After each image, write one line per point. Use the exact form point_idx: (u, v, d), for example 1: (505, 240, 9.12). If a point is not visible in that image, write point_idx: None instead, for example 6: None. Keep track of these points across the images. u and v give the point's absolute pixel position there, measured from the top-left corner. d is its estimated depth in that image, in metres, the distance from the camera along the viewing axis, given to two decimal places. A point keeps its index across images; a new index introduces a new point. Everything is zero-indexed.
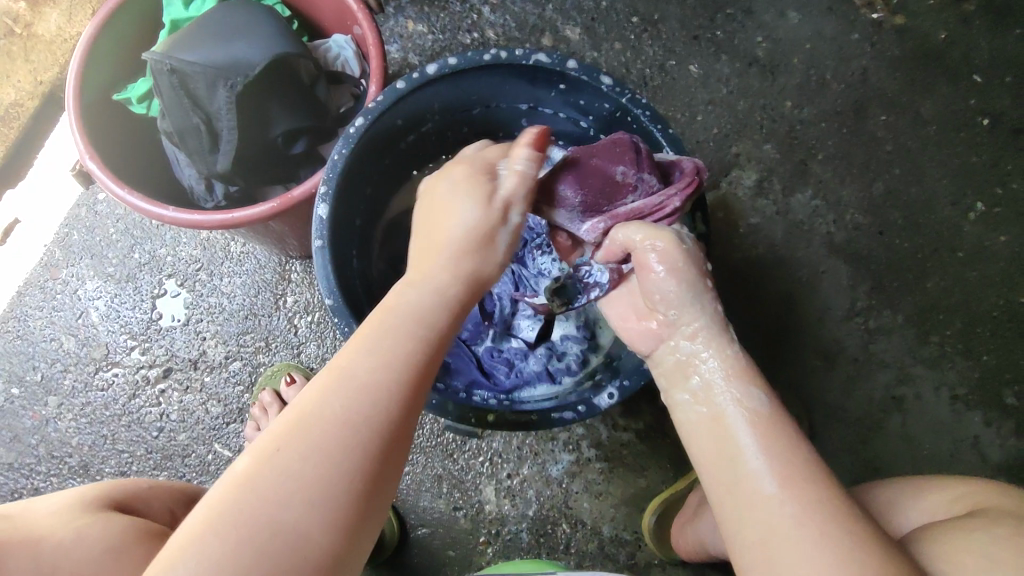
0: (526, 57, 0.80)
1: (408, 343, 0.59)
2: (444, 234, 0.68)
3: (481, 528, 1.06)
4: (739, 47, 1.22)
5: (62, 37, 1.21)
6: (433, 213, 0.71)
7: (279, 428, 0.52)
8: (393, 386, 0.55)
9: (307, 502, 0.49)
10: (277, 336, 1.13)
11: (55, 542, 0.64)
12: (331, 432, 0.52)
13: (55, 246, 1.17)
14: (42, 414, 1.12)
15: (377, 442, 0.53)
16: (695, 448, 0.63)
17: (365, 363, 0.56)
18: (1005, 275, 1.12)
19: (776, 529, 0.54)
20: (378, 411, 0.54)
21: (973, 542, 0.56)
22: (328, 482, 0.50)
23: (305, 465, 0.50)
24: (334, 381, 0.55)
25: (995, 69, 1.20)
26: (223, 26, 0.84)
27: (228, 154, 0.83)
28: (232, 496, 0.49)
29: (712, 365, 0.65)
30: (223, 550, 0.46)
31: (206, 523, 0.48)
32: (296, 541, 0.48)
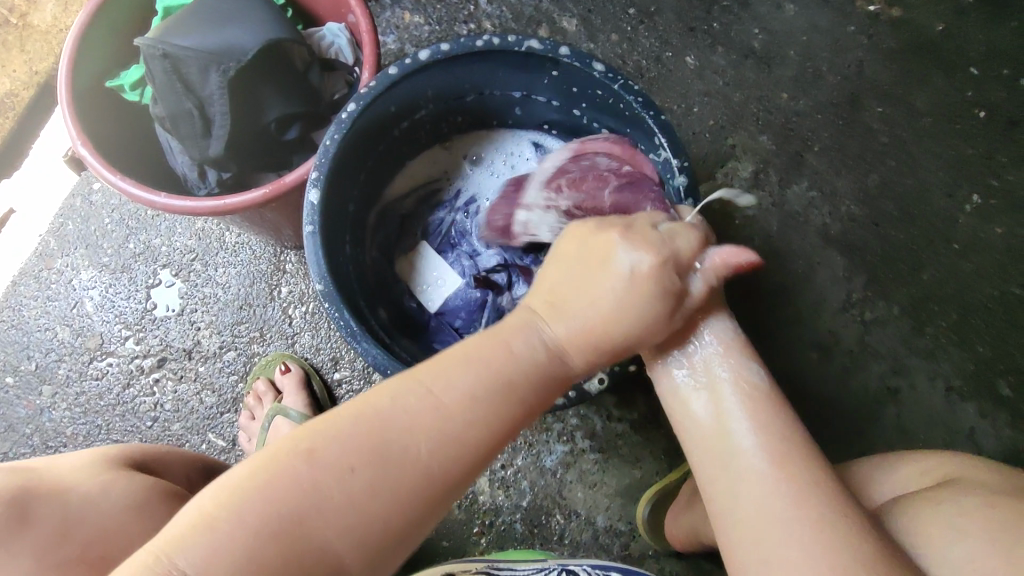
0: (518, 44, 0.80)
1: (504, 400, 0.57)
2: (595, 315, 0.61)
3: (475, 518, 1.06)
4: (735, 39, 1.21)
5: (57, 27, 1.21)
6: (590, 263, 0.62)
7: (360, 446, 0.53)
8: (472, 437, 0.55)
9: (358, 528, 0.51)
10: (272, 326, 1.13)
11: (81, 492, 0.69)
12: (403, 470, 0.53)
13: (49, 236, 1.17)
14: (36, 404, 1.12)
15: (436, 487, 0.54)
16: (685, 419, 0.65)
17: (457, 408, 0.55)
18: (1000, 267, 1.12)
19: (771, 508, 0.56)
20: (447, 464, 0.55)
21: (942, 513, 0.59)
22: (383, 515, 0.52)
23: (371, 493, 0.52)
24: (426, 417, 0.55)
25: (991, 61, 1.19)
26: (215, 11, 0.83)
27: (221, 140, 0.84)
28: (295, 497, 0.50)
29: (711, 340, 0.66)
30: (257, 531, 0.49)
31: (259, 507, 0.50)
32: (334, 557, 0.50)
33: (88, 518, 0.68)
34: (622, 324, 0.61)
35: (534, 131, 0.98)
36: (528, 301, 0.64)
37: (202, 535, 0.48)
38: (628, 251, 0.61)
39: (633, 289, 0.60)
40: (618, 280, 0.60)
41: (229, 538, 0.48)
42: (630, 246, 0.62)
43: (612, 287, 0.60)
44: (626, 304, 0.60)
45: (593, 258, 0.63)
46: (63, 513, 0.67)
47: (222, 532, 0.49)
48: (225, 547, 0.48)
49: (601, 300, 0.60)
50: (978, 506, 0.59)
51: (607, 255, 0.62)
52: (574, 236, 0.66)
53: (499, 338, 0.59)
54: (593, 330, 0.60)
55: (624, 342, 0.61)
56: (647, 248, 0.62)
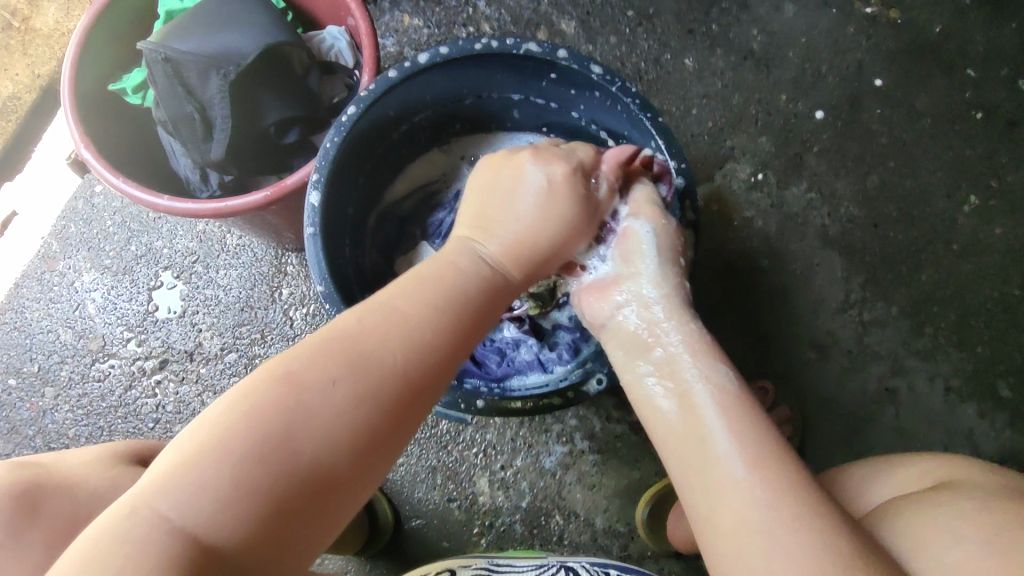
0: (517, 47, 0.80)
1: (462, 299, 0.63)
2: (503, 221, 0.71)
3: (475, 519, 1.06)
4: (734, 41, 1.22)
5: (59, 31, 1.21)
6: (505, 185, 0.73)
7: (328, 360, 0.55)
8: (437, 338, 0.60)
9: (339, 434, 0.53)
10: (273, 328, 1.13)
11: (91, 487, 0.70)
12: (379, 374, 0.56)
13: (52, 238, 1.17)
14: (39, 406, 1.13)
15: (410, 397, 0.57)
16: (658, 426, 0.66)
17: (420, 309, 0.60)
18: (999, 268, 1.12)
19: (748, 513, 0.56)
20: (417, 375, 0.58)
21: (937, 516, 0.60)
22: (358, 420, 0.54)
23: (354, 402, 0.54)
24: (388, 322, 0.59)
25: (989, 62, 1.20)
26: (216, 15, 0.84)
27: (222, 143, 0.84)
28: (272, 417, 0.51)
29: (678, 343, 0.68)
30: (235, 446, 0.49)
31: (240, 433, 0.50)
32: (323, 464, 0.52)
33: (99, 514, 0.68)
34: (527, 221, 0.71)
35: (532, 133, 0.99)
36: (458, 229, 0.73)
37: (185, 474, 0.48)
38: (548, 172, 0.73)
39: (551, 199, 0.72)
40: (528, 195, 0.72)
41: (216, 467, 0.48)
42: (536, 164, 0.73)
43: (532, 201, 0.72)
44: (544, 217, 0.71)
45: (505, 182, 0.73)
46: (72, 508, 0.68)
47: (205, 462, 0.48)
48: (213, 480, 0.48)
49: (520, 213, 0.71)
50: (975, 509, 0.60)
51: (524, 176, 0.73)
52: (485, 163, 0.78)
53: (446, 256, 0.67)
54: (520, 238, 0.70)
55: (550, 249, 0.72)
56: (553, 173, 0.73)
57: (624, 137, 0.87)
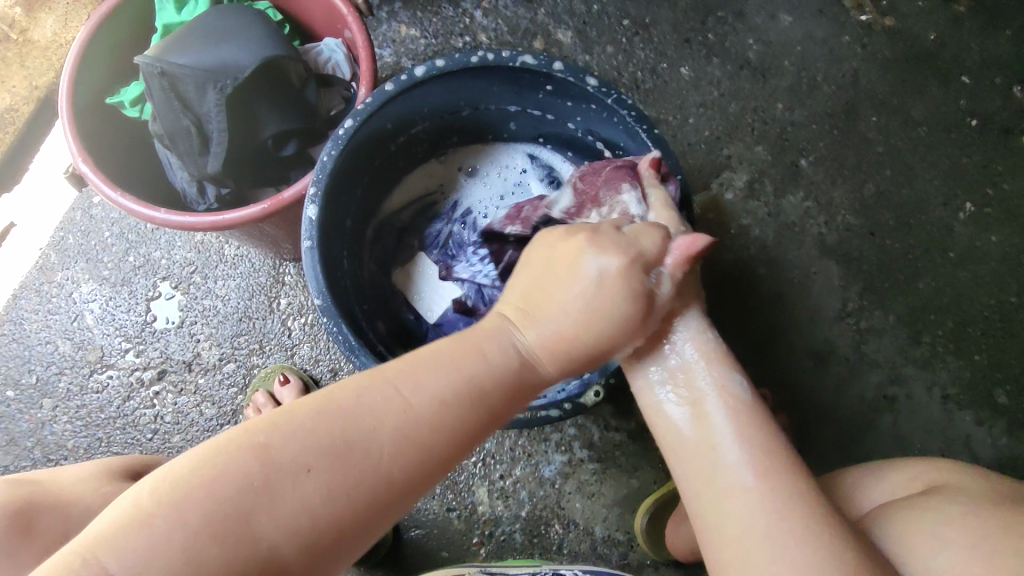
0: (513, 59, 0.80)
1: (470, 401, 0.57)
2: (552, 309, 0.62)
3: (474, 529, 1.06)
4: (730, 50, 1.22)
5: (57, 43, 1.20)
6: (558, 264, 0.64)
7: (314, 444, 0.52)
8: (431, 441, 0.55)
9: (301, 526, 0.50)
10: (271, 338, 1.13)
11: (88, 501, 0.70)
12: (359, 467, 0.52)
13: (50, 250, 1.18)
14: (37, 418, 1.12)
15: (388, 493, 0.53)
16: (667, 433, 0.65)
17: (423, 402, 0.55)
18: (995, 275, 1.13)
19: (759, 524, 0.57)
20: (399, 472, 0.54)
21: (925, 521, 0.60)
22: (324, 514, 0.50)
23: (324, 496, 0.51)
24: (388, 411, 0.54)
25: (984, 70, 1.20)
26: (212, 30, 0.85)
27: (218, 156, 0.84)
28: (233, 493, 0.49)
29: (693, 350, 0.67)
30: (198, 508, 0.47)
31: (197, 501, 0.47)
32: (276, 558, 0.49)
33: None
34: (581, 326, 0.62)
35: (529, 144, 1.00)
36: (501, 307, 0.65)
37: (137, 530, 0.46)
38: (607, 259, 0.62)
39: (604, 292, 0.62)
40: (586, 286, 0.62)
41: (168, 529, 0.46)
42: (612, 256, 0.62)
43: (584, 294, 0.62)
44: (597, 307, 0.62)
45: (567, 270, 0.63)
46: (68, 524, 0.68)
47: (159, 525, 0.46)
48: (162, 548, 0.46)
49: (568, 301, 0.62)
50: (963, 514, 0.60)
51: (580, 262, 0.63)
52: (538, 242, 0.69)
53: (478, 344, 0.60)
54: (564, 338, 0.62)
55: (597, 348, 0.63)
56: (611, 266, 0.62)
57: (619, 148, 0.87)
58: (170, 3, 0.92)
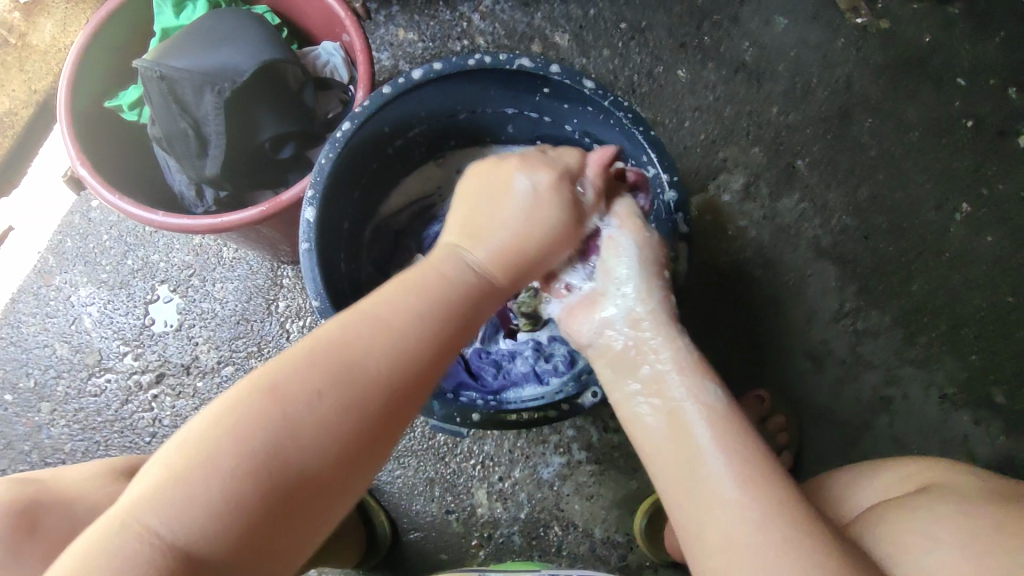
0: (510, 62, 0.81)
1: (449, 311, 0.62)
2: (490, 221, 0.69)
3: (473, 531, 1.06)
4: (726, 53, 1.23)
5: (56, 48, 1.20)
6: (495, 190, 0.71)
7: (318, 373, 0.55)
8: (427, 350, 0.59)
9: (325, 445, 0.53)
10: (269, 341, 1.13)
11: (88, 504, 0.70)
12: (365, 386, 0.55)
13: (48, 253, 1.18)
14: (35, 421, 1.12)
15: (401, 402, 0.57)
16: (646, 444, 0.66)
17: (413, 321, 0.59)
18: (991, 276, 1.13)
19: (739, 535, 0.57)
20: (400, 380, 0.57)
21: (917, 522, 0.60)
22: (343, 430, 0.54)
23: (341, 412, 0.54)
24: (377, 331, 0.58)
25: (978, 73, 1.21)
26: (210, 33, 0.85)
27: (217, 159, 0.85)
28: (254, 429, 0.52)
29: (665, 359, 0.68)
30: (226, 449, 0.50)
31: (226, 449, 0.50)
32: (310, 472, 0.52)
33: None
34: (518, 231, 0.69)
35: (526, 147, 1.00)
36: (446, 237, 0.70)
37: (173, 490, 0.49)
38: (539, 177, 0.71)
39: (538, 205, 0.70)
40: (519, 202, 0.70)
41: (198, 483, 0.49)
42: (534, 173, 0.71)
43: (519, 207, 0.69)
44: (536, 220, 0.69)
45: (491, 184, 0.72)
46: (67, 528, 0.68)
47: (195, 476, 0.49)
48: (199, 497, 0.49)
49: (509, 218, 0.69)
50: (955, 514, 0.61)
51: (512, 181, 0.71)
52: (473, 172, 0.75)
53: (430, 265, 0.65)
54: (509, 248, 0.68)
55: (537, 258, 0.70)
56: (539, 176, 0.71)
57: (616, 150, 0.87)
58: (168, 6, 0.92)
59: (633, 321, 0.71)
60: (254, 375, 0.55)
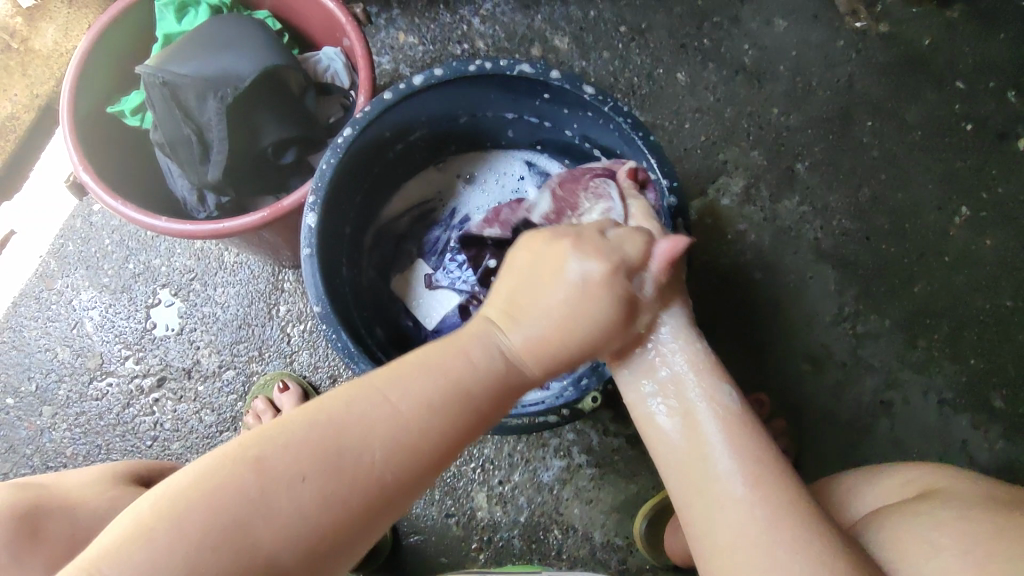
0: (510, 68, 0.81)
1: (461, 404, 0.58)
2: (532, 302, 0.63)
3: (473, 535, 1.06)
4: (726, 56, 1.23)
5: (58, 52, 1.20)
6: (543, 272, 0.64)
7: (310, 454, 0.52)
8: (426, 444, 0.55)
9: (299, 537, 0.50)
10: (270, 345, 1.14)
11: (89, 510, 0.70)
12: (352, 479, 0.52)
13: (50, 257, 1.18)
14: (37, 425, 1.13)
15: (389, 497, 0.54)
16: (659, 444, 0.66)
17: (419, 407, 0.56)
18: (991, 279, 1.14)
19: (749, 533, 0.57)
20: (389, 472, 0.54)
21: (919, 528, 0.61)
22: (320, 523, 0.51)
23: (321, 504, 0.51)
24: (379, 417, 0.55)
25: (978, 75, 1.21)
26: (213, 39, 0.85)
27: (218, 165, 0.85)
28: (227, 506, 0.49)
29: (682, 360, 0.67)
30: (198, 517, 0.48)
31: (196, 516, 0.48)
32: (274, 564, 0.49)
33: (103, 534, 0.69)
34: (565, 323, 0.62)
35: (526, 151, 1.00)
36: (490, 310, 0.65)
37: (137, 548, 0.46)
38: (590, 261, 0.63)
39: (587, 296, 0.63)
40: (571, 287, 0.63)
41: (159, 544, 0.47)
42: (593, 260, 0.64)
43: (568, 292, 0.63)
44: (585, 308, 0.62)
45: (543, 267, 0.65)
46: (68, 534, 0.68)
47: (161, 539, 0.47)
48: (160, 561, 0.46)
49: (552, 305, 0.62)
50: (953, 519, 0.60)
51: (564, 265, 0.64)
52: (531, 238, 0.69)
53: (457, 346, 0.60)
54: (547, 338, 0.62)
55: (583, 347, 0.63)
56: (591, 262, 0.63)
57: (616, 155, 0.88)
58: (170, 12, 0.92)
59: (654, 323, 0.69)
60: (250, 435, 0.53)
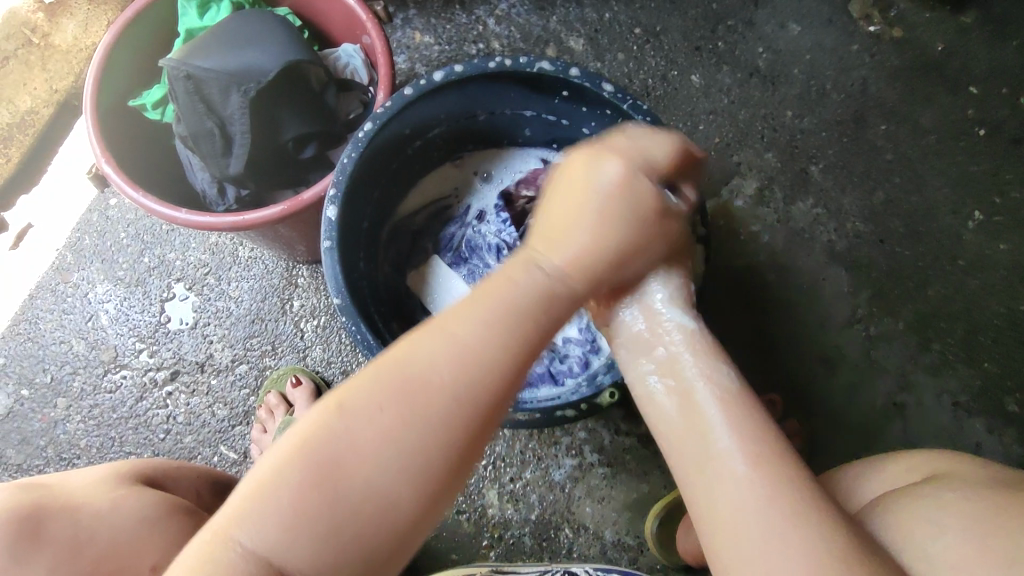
0: (530, 65, 0.81)
1: (535, 325, 0.56)
2: (584, 188, 0.62)
3: (485, 532, 1.06)
4: (740, 58, 1.24)
5: (78, 47, 1.21)
6: (571, 188, 0.63)
7: (384, 389, 0.52)
8: (508, 359, 0.54)
9: (400, 464, 0.50)
10: (284, 340, 1.14)
11: (90, 512, 0.70)
12: (427, 397, 0.52)
13: (66, 251, 1.19)
14: (51, 417, 1.13)
15: (493, 407, 0.54)
16: (659, 423, 0.63)
17: (501, 328, 0.55)
18: (1005, 284, 1.13)
19: (749, 509, 0.54)
20: (476, 388, 0.53)
21: (924, 509, 0.60)
22: (423, 449, 0.51)
23: (405, 430, 0.51)
24: (448, 349, 0.53)
25: (992, 80, 1.21)
26: (235, 34, 0.86)
27: (241, 158, 0.86)
28: (314, 433, 0.51)
29: (680, 342, 0.65)
30: (298, 469, 0.50)
31: (294, 472, 0.49)
32: (386, 491, 0.50)
33: (99, 533, 0.69)
34: (591, 231, 0.60)
35: (542, 149, 1.01)
36: (525, 242, 0.63)
37: (256, 508, 0.49)
38: (613, 165, 0.62)
39: (612, 205, 0.61)
40: (595, 196, 0.61)
41: (278, 505, 0.49)
42: (614, 162, 0.63)
43: (595, 200, 0.61)
44: (608, 221, 0.61)
45: (578, 184, 0.62)
46: (72, 534, 0.68)
47: (274, 499, 0.49)
48: (270, 506, 0.49)
49: (588, 223, 0.61)
50: (957, 501, 0.60)
51: (593, 179, 0.62)
52: (561, 166, 0.66)
53: (517, 278, 0.58)
54: (589, 248, 0.60)
55: (616, 257, 0.62)
56: (619, 170, 0.62)
57: None
58: (192, 8, 0.93)
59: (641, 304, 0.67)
60: (324, 400, 0.53)
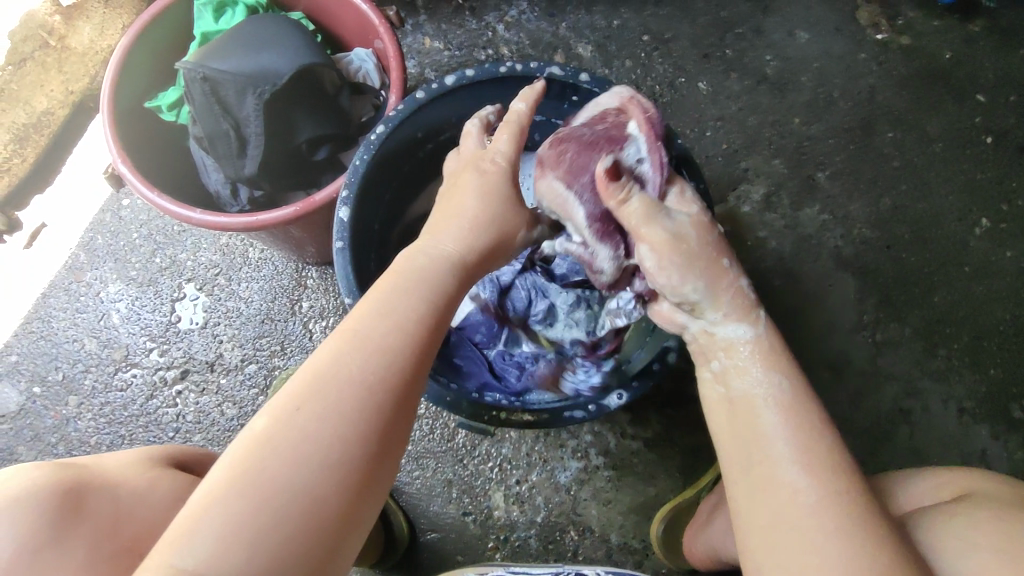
0: (540, 70, 0.83)
1: (428, 302, 0.62)
2: (458, 197, 0.72)
3: (491, 533, 1.07)
4: (749, 66, 1.25)
5: (95, 50, 1.22)
6: (450, 193, 0.73)
7: (297, 391, 0.53)
8: (406, 337, 0.58)
9: (329, 456, 0.51)
10: (293, 340, 1.15)
11: (129, 489, 0.71)
12: (343, 389, 0.53)
13: (80, 250, 1.20)
14: (63, 414, 1.14)
15: (402, 387, 0.56)
16: (716, 424, 0.66)
17: (394, 310, 0.59)
18: (1011, 291, 1.14)
19: (794, 514, 0.56)
20: (381, 369, 0.55)
21: (956, 527, 0.61)
22: (347, 432, 0.52)
23: (328, 425, 0.51)
24: (350, 340, 0.56)
25: (999, 89, 1.22)
26: (252, 37, 0.87)
27: (255, 160, 0.87)
28: (247, 447, 0.50)
29: (748, 352, 0.66)
30: (230, 487, 0.48)
31: (229, 491, 0.48)
32: (319, 484, 0.50)
33: (136, 518, 0.69)
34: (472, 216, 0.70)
35: None
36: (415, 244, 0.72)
37: (196, 530, 0.47)
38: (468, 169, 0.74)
39: (489, 194, 0.71)
40: (471, 188, 0.71)
41: (218, 520, 0.47)
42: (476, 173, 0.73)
43: (470, 197, 0.71)
44: (483, 213, 0.70)
45: (450, 190, 0.73)
46: (112, 513, 0.68)
47: (209, 516, 0.47)
48: (206, 524, 0.47)
49: (468, 212, 0.70)
50: (991, 518, 0.60)
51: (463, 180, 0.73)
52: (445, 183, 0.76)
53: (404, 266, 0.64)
54: (470, 231, 0.69)
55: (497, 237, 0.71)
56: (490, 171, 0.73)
57: None
58: (208, 12, 0.95)
59: (705, 331, 0.69)
60: (248, 430, 0.52)
